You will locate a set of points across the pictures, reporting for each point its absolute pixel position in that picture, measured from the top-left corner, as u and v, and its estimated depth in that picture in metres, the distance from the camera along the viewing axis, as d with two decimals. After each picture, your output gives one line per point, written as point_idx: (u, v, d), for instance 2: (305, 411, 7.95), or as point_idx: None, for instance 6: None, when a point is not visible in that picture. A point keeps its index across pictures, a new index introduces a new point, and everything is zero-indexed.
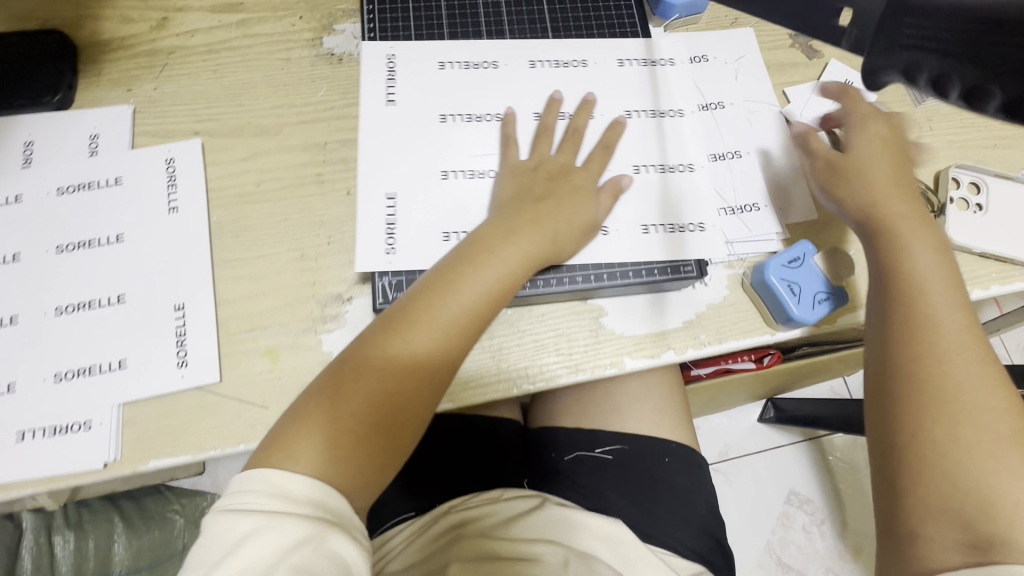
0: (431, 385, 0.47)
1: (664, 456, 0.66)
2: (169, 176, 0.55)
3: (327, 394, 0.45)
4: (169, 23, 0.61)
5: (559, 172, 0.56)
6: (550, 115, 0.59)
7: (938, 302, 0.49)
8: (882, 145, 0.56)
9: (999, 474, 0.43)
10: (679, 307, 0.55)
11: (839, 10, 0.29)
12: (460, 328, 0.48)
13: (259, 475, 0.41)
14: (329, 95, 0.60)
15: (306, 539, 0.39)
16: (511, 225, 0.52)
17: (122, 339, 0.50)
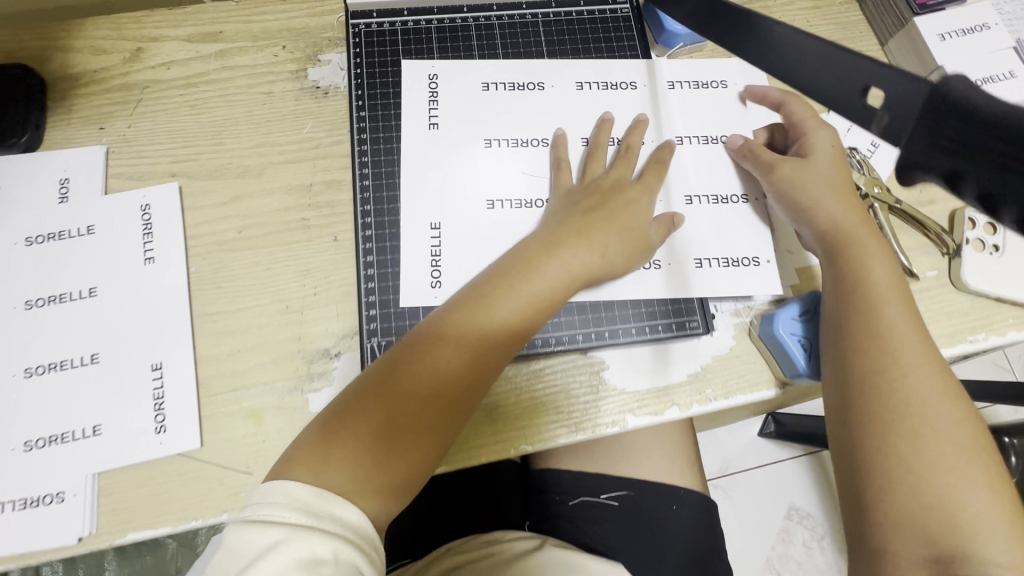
0: (462, 407, 0.44)
1: (672, 503, 0.64)
2: (144, 225, 0.52)
3: (356, 411, 0.42)
4: (144, 54, 0.58)
5: (614, 186, 0.53)
6: (603, 131, 0.56)
7: (896, 315, 0.47)
8: (828, 159, 0.52)
9: (962, 487, 0.43)
10: (682, 359, 0.52)
11: (865, 89, 0.29)
12: (504, 342, 0.45)
13: (281, 487, 0.39)
14: (314, 132, 0.56)
15: (330, 555, 0.36)
16: (560, 238, 0.49)
17: (97, 402, 0.47)
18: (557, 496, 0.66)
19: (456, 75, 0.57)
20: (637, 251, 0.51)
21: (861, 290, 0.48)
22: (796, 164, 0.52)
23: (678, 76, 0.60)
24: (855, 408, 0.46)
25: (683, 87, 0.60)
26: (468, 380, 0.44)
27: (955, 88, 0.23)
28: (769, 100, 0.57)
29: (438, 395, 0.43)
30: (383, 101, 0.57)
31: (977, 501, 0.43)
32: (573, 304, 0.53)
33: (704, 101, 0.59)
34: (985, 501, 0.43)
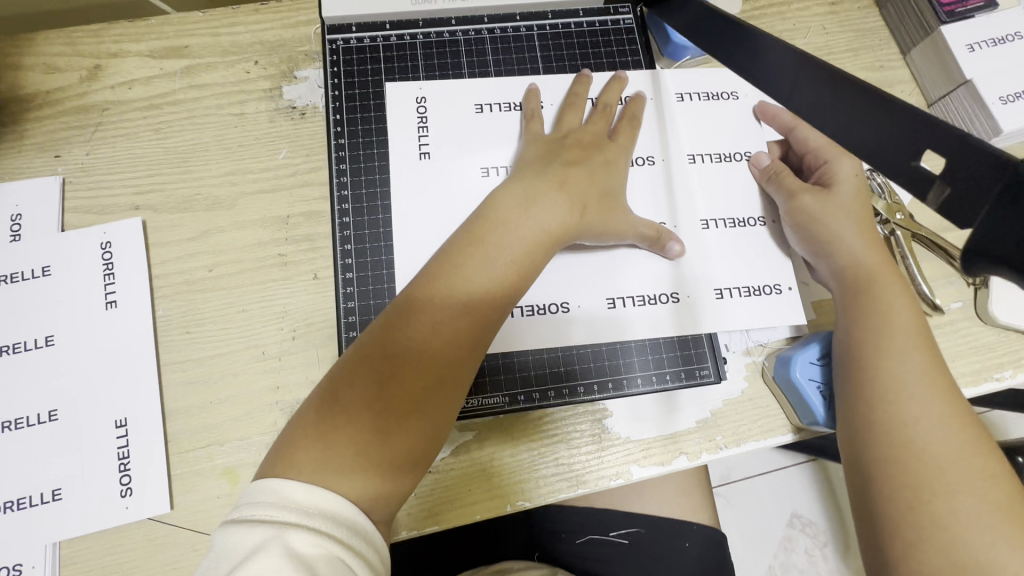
0: (439, 391, 0.39)
1: (685, 540, 0.60)
2: (105, 265, 0.48)
3: (321, 406, 0.38)
4: (102, 72, 0.53)
5: (591, 141, 0.49)
6: (581, 85, 0.52)
7: (914, 357, 0.42)
8: (854, 190, 0.48)
9: (996, 546, 0.36)
10: (692, 406, 0.48)
11: (921, 151, 0.25)
12: (489, 305, 0.41)
13: (266, 485, 0.35)
14: (291, 157, 0.52)
15: (324, 558, 0.32)
16: (532, 192, 0.45)
17: (57, 463, 0.44)
18: (565, 534, 0.63)
19: (445, 92, 0.53)
20: (616, 216, 0.47)
21: (878, 334, 0.43)
22: (816, 195, 0.49)
23: (684, 88, 0.55)
24: (868, 459, 0.41)
25: (691, 100, 0.55)
26: (452, 356, 0.40)
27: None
28: (779, 122, 0.54)
29: (418, 371, 0.38)
30: (364, 125, 0.53)
31: (1018, 564, 0.35)
32: (576, 349, 0.49)
33: (716, 114, 0.54)
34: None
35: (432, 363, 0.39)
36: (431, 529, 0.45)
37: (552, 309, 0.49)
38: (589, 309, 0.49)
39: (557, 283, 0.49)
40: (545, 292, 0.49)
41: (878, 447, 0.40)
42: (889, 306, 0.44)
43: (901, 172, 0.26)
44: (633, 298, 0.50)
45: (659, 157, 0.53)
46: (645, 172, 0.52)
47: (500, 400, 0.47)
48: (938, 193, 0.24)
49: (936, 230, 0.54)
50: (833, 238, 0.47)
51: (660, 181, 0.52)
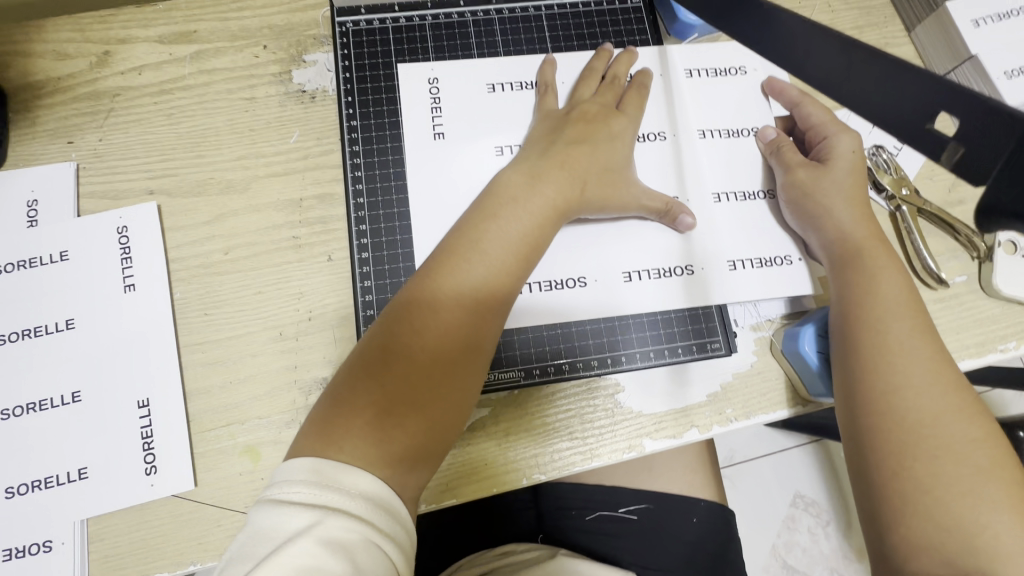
0: (460, 362, 0.41)
1: (693, 516, 0.62)
2: (122, 249, 0.48)
3: (351, 379, 0.39)
4: (112, 58, 0.53)
5: (597, 113, 0.50)
6: (597, 59, 0.53)
7: (900, 328, 0.43)
8: (848, 165, 0.49)
9: (978, 506, 0.37)
10: (703, 379, 0.49)
11: (934, 115, 0.26)
12: (497, 280, 0.42)
13: (296, 465, 0.36)
14: (302, 141, 0.52)
15: (361, 544, 0.33)
16: (538, 170, 0.46)
17: (82, 443, 0.44)
18: (575, 511, 0.64)
19: (454, 74, 0.53)
20: (621, 189, 0.48)
21: (866, 306, 0.44)
22: (810, 172, 0.49)
23: (693, 64, 0.55)
24: (857, 427, 0.42)
25: (700, 75, 0.55)
26: (462, 330, 0.41)
27: None
28: (786, 97, 0.54)
29: (430, 344, 0.40)
30: (374, 108, 0.53)
31: (1001, 523, 0.37)
32: (588, 325, 0.50)
33: (725, 89, 0.55)
34: (1006, 524, 0.37)
35: (444, 336, 0.40)
36: (449, 502, 0.46)
37: (569, 283, 0.50)
38: (605, 283, 0.50)
39: (572, 258, 0.50)
40: (563, 266, 0.50)
41: (867, 416, 0.41)
42: (876, 278, 0.45)
43: (914, 135, 0.27)
44: (648, 272, 0.50)
45: (668, 133, 0.53)
46: (655, 148, 0.53)
47: (516, 374, 0.48)
48: (952, 154, 0.25)
49: (941, 205, 0.55)
50: (827, 217, 0.48)
51: (669, 158, 0.53)
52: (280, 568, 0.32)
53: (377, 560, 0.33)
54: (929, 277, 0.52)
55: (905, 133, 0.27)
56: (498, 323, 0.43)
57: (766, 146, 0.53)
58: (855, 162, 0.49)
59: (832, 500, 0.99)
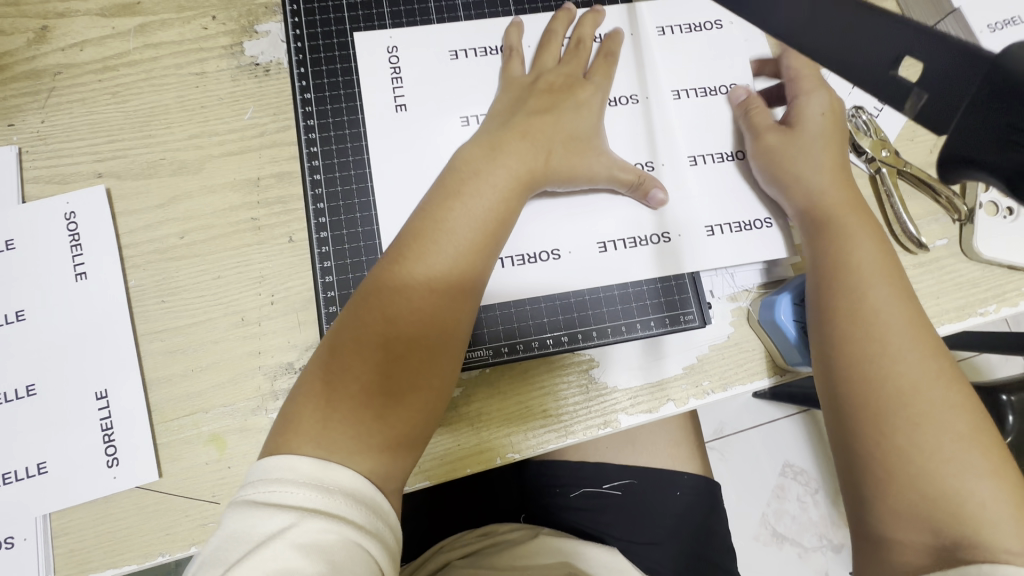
0: (437, 343, 0.39)
1: (676, 489, 0.62)
2: (71, 237, 0.46)
3: (325, 377, 0.38)
4: (51, 34, 0.50)
5: (564, 84, 0.48)
6: (556, 21, 0.50)
7: (872, 294, 0.42)
8: (825, 124, 0.48)
9: (962, 474, 0.37)
10: (678, 352, 0.48)
11: (896, 60, 0.23)
12: (468, 260, 0.41)
13: (274, 463, 0.35)
14: (257, 117, 0.50)
15: (340, 543, 0.32)
16: (497, 142, 0.44)
17: (40, 437, 0.43)
18: (559, 488, 0.63)
19: (414, 42, 0.50)
20: (588, 158, 0.46)
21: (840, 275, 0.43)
22: (780, 134, 0.48)
23: (666, 21, 0.53)
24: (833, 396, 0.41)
25: (673, 33, 0.53)
26: (432, 313, 0.40)
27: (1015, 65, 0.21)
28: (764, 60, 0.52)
29: (400, 331, 0.39)
30: (330, 80, 0.51)
31: (984, 490, 0.36)
32: (560, 299, 0.48)
33: (697, 50, 0.53)
34: (975, 483, 0.36)
35: (413, 322, 0.39)
36: (423, 485, 0.45)
37: (542, 257, 0.48)
38: (579, 255, 0.48)
39: (544, 230, 0.48)
40: (534, 239, 0.48)
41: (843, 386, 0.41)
42: (848, 243, 0.44)
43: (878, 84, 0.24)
44: (624, 241, 0.49)
45: (639, 97, 0.51)
46: (626, 113, 0.51)
47: (483, 352, 0.47)
48: (916, 101, 0.23)
49: (921, 168, 0.53)
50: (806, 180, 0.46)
51: (641, 123, 0.51)
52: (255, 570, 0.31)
53: (359, 560, 0.32)
54: (910, 242, 0.51)
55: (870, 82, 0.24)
56: (474, 297, 0.42)
57: (733, 108, 0.52)
58: (835, 123, 0.48)
59: (821, 468, 1.00)
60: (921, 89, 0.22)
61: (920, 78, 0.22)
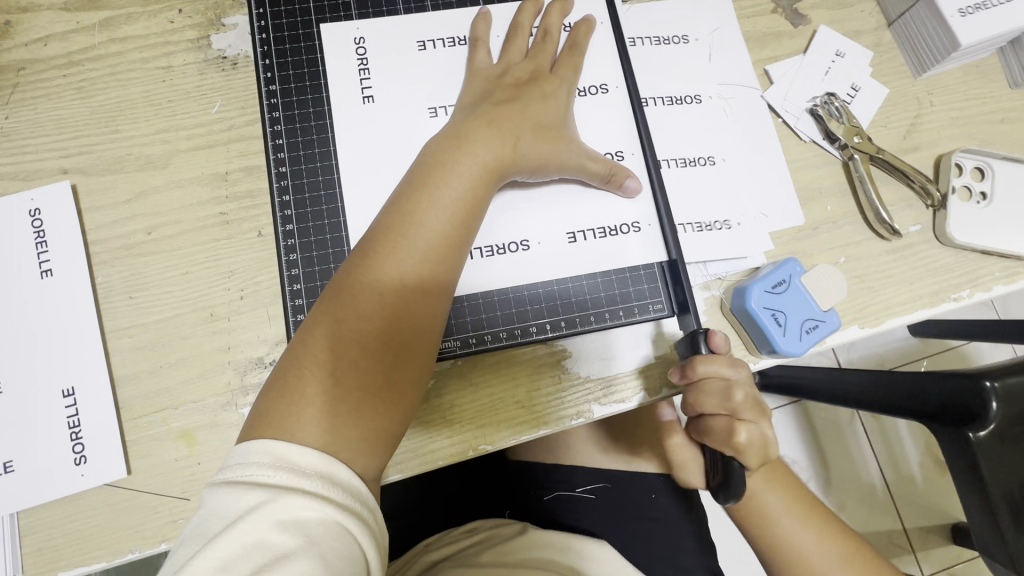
0: (410, 338, 0.40)
1: (652, 492, 0.59)
2: (36, 233, 0.46)
3: (297, 375, 0.38)
4: (14, 29, 0.49)
5: (530, 77, 0.48)
6: (522, 14, 0.50)
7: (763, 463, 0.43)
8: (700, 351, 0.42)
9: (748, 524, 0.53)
10: (650, 339, 0.48)
11: None
12: (438, 253, 0.41)
13: (251, 446, 0.35)
14: (225, 111, 0.49)
15: (318, 520, 0.33)
16: (463, 134, 0.44)
17: (6, 436, 0.43)
18: (535, 491, 0.62)
19: (381, 33, 0.50)
20: (559, 146, 0.46)
21: (712, 453, 0.44)
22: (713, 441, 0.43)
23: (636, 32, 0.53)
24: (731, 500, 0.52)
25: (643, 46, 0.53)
26: (405, 308, 0.40)
27: None
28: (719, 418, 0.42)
29: (371, 329, 0.39)
30: (296, 72, 0.50)
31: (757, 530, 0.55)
32: (529, 290, 0.48)
33: (670, 57, 0.53)
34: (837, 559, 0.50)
35: (385, 319, 0.39)
36: (395, 477, 0.45)
37: (511, 248, 0.48)
38: (549, 245, 0.48)
39: (512, 222, 0.48)
40: (504, 230, 0.48)
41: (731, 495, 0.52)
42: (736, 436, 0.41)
43: None
44: (594, 231, 0.48)
45: (608, 86, 0.51)
46: (597, 102, 0.50)
47: (452, 344, 0.47)
48: None
49: (894, 154, 0.53)
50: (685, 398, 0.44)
51: (612, 112, 0.50)
52: (235, 543, 0.32)
53: (337, 535, 0.33)
54: (885, 229, 0.51)
55: None
56: (447, 288, 0.42)
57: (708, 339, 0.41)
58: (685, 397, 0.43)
59: (810, 458, 0.99)
60: None
61: None
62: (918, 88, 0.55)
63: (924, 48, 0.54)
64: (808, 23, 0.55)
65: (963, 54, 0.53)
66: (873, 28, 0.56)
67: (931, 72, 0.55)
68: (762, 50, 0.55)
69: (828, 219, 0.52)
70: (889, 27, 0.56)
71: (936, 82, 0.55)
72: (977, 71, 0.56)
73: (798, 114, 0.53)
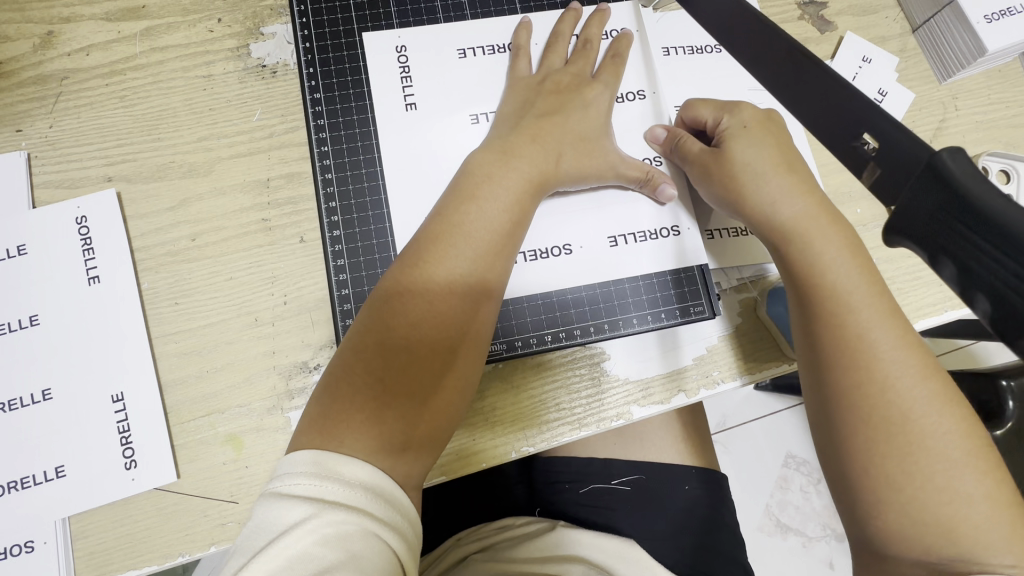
0: (456, 347, 0.40)
1: (684, 483, 0.60)
2: (83, 241, 0.46)
3: (343, 381, 0.38)
4: (57, 39, 0.50)
5: (571, 83, 0.48)
6: (562, 22, 0.51)
7: (839, 292, 0.39)
8: (759, 141, 0.45)
9: (934, 472, 0.35)
10: (690, 341, 0.49)
11: (861, 135, 0.32)
12: (484, 263, 0.41)
13: (298, 456, 0.36)
14: (266, 119, 0.50)
15: (359, 533, 0.33)
16: (507, 146, 0.45)
17: (57, 441, 0.43)
18: (567, 484, 0.62)
19: (422, 41, 0.51)
20: (598, 157, 0.47)
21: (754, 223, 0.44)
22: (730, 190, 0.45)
23: (670, 42, 0.53)
24: (828, 380, 0.38)
25: (677, 54, 0.53)
26: (455, 315, 0.40)
27: (947, 165, 0.27)
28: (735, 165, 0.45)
29: (423, 332, 0.39)
30: (338, 79, 0.51)
31: (970, 488, 0.35)
32: (570, 295, 0.48)
33: (702, 69, 0.53)
34: (989, 501, 0.35)
35: (432, 327, 0.39)
36: (440, 480, 0.46)
37: (553, 252, 0.48)
38: (590, 250, 0.49)
39: (554, 226, 0.49)
40: (546, 236, 0.48)
41: (836, 374, 0.38)
42: (809, 266, 0.40)
43: (845, 148, 0.33)
44: (634, 235, 0.49)
45: (646, 92, 0.52)
46: (635, 108, 0.51)
47: (496, 347, 0.47)
48: (871, 172, 0.32)
49: None
50: (764, 200, 0.43)
51: (649, 117, 0.51)
52: (280, 557, 0.32)
53: (377, 549, 0.33)
54: None
55: (840, 150, 0.33)
56: (491, 299, 0.42)
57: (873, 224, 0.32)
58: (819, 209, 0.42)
59: None
60: (876, 164, 0.31)
61: (875, 154, 0.31)
62: (943, 93, 0.56)
63: (950, 52, 0.55)
64: (836, 29, 0.56)
65: (988, 60, 0.54)
66: (899, 33, 0.57)
67: (956, 77, 0.55)
68: None
69: (858, 222, 0.52)
70: (914, 33, 0.57)
71: (960, 87, 0.56)
72: (999, 76, 0.57)
73: None
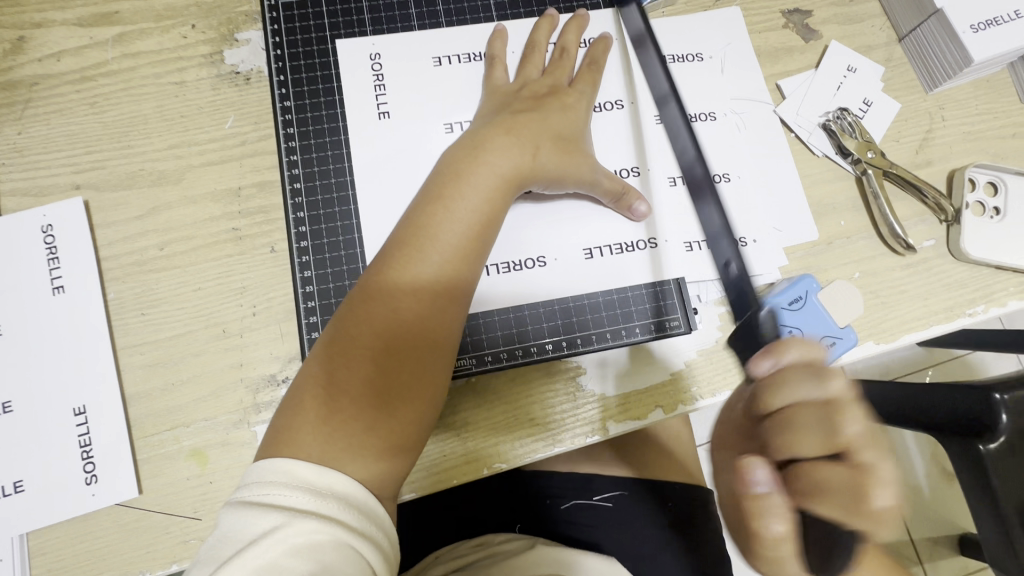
0: (428, 353, 0.39)
1: (667, 499, 0.59)
2: (48, 249, 0.46)
3: (315, 394, 0.37)
4: (27, 44, 0.49)
5: (546, 92, 0.48)
6: (539, 31, 0.50)
7: None
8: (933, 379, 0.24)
9: None
10: (667, 357, 0.48)
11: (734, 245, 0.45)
12: (455, 266, 0.41)
13: (267, 465, 0.35)
14: (238, 126, 0.49)
15: (331, 544, 0.32)
16: (478, 145, 0.44)
17: (15, 455, 0.42)
18: (549, 500, 0.61)
19: (398, 49, 0.50)
20: (576, 161, 0.46)
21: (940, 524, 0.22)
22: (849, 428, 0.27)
23: None
24: None
25: None
26: (429, 320, 0.39)
27: None
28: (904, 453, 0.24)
29: (395, 340, 0.38)
30: (310, 87, 0.50)
31: None
32: (542, 308, 0.47)
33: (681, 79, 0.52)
34: None
35: (404, 335, 0.38)
36: (410, 496, 0.44)
37: (528, 264, 0.48)
38: (565, 262, 0.48)
39: (529, 237, 0.48)
40: (521, 247, 0.48)
41: None
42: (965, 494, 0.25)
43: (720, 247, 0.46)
44: (611, 247, 0.49)
45: (623, 101, 0.51)
46: (612, 118, 0.51)
47: (467, 361, 0.46)
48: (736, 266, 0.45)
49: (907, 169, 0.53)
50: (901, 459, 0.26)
51: (627, 127, 0.51)
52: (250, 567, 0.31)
53: (350, 560, 0.32)
54: (898, 244, 0.50)
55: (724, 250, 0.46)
56: (461, 302, 0.41)
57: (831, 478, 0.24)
58: None
59: None
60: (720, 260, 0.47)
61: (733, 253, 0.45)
62: (929, 103, 0.55)
63: (936, 62, 0.54)
64: (820, 38, 0.55)
65: (975, 69, 0.53)
66: (885, 42, 0.56)
67: (941, 88, 0.55)
68: (775, 65, 0.55)
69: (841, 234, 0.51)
70: (899, 42, 0.56)
71: (947, 97, 0.55)
72: (987, 86, 0.56)
73: (812, 129, 0.53)
